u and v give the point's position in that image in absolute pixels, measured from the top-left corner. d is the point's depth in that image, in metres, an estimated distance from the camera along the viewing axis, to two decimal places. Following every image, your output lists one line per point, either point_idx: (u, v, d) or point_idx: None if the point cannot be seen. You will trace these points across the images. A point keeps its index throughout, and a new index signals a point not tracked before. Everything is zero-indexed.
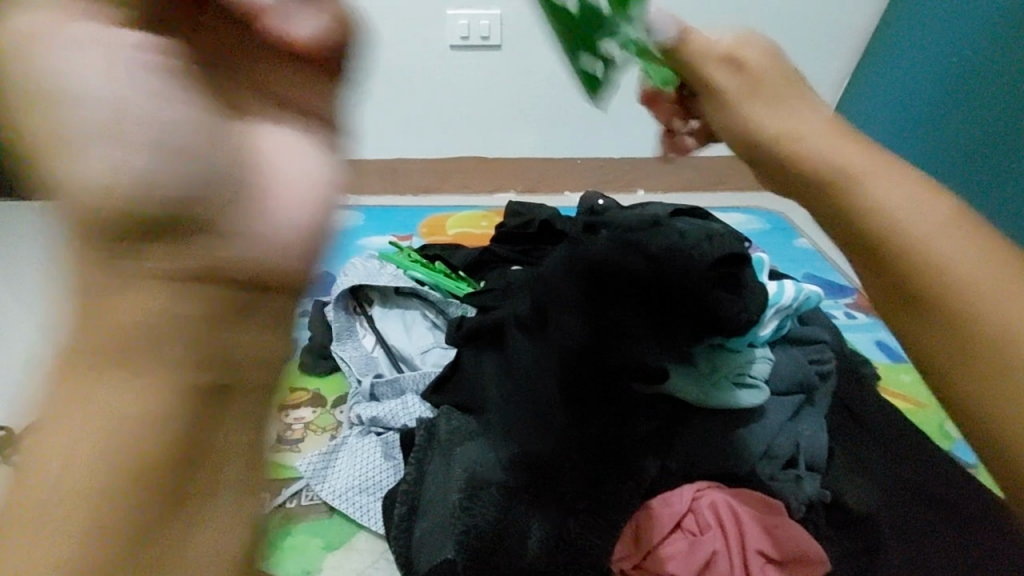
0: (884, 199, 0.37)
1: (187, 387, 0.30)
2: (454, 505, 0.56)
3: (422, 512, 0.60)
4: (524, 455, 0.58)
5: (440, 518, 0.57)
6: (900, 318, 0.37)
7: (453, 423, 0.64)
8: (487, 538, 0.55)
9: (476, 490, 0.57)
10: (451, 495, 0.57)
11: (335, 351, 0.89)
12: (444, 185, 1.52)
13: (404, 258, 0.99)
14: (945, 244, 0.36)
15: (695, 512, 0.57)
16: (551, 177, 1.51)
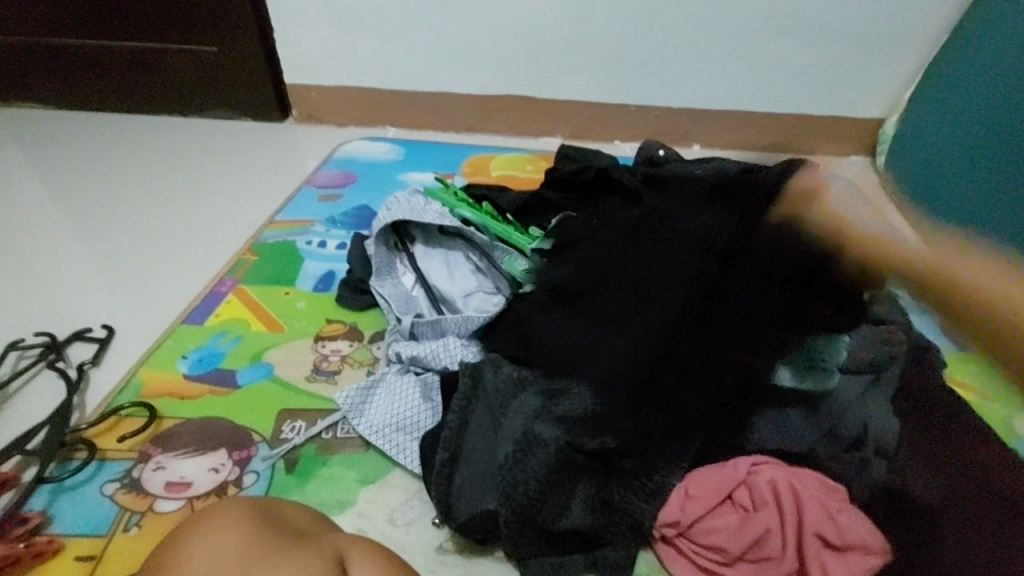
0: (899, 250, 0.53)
1: None
2: (503, 461, 0.55)
3: (462, 459, 0.58)
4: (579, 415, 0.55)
5: (483, 470, 0.57)
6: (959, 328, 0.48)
7: (510, 373, 0.62)
8: (532, 499, 0.54)
9: (531, 444, 0.55)
10: (501, 448, 0.56)
11: (374, 286, 0.87)
12: (488, 125, 1.45)
13: (449, 197, 0.94)
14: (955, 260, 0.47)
15: (749, 485, 0.54)
16: (602, 123, 1.41)
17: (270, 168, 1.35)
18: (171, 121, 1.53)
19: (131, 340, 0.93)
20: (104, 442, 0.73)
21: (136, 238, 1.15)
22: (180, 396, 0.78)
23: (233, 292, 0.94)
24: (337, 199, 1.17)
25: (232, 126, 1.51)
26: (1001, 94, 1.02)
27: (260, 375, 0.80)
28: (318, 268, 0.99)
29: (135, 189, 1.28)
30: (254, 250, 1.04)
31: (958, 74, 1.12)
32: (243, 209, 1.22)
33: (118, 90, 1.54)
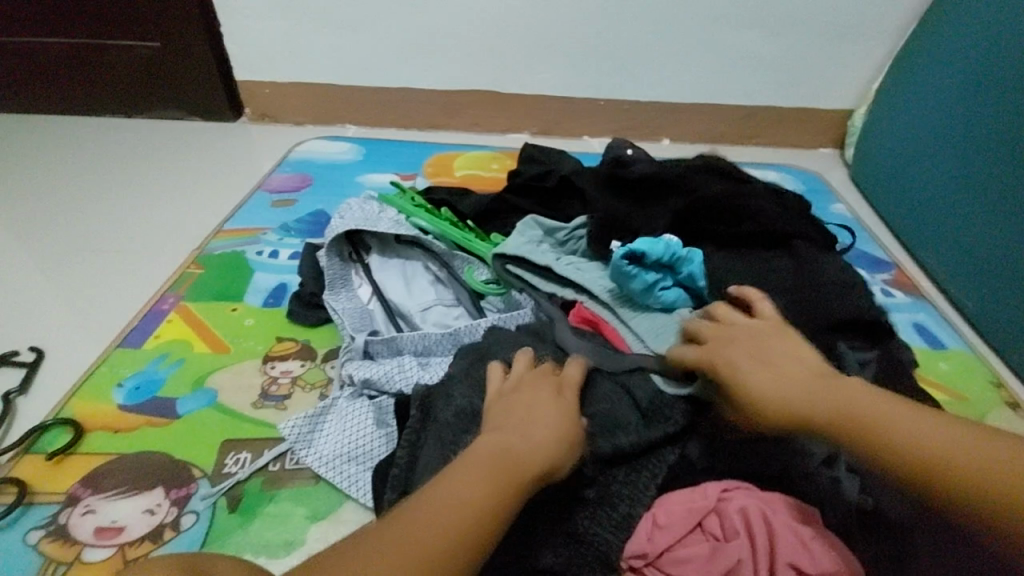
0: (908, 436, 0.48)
1: None
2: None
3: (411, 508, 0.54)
4: None
5: None
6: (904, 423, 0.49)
7: (464, 404, 0.58)
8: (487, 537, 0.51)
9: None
10: None
11: (327, 299, 0.81)
12: (453, 121, 1.40)
13: (406, 203, 0.89)
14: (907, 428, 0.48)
15: (720, 513, 0.51)
16: (569, 117, 1.37)
17: (220, 171, 1.27)
18: (116, 122, 1.44)
19: (63, 363, 0.86)
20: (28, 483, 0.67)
21: (72, 250, 1.07)
22: (113, 429, 0.72)
23: (175, 310, 0.88)
24: (291, 205, 1.10)
25: (181, 127, 1.43)
26: (973, 87, 0.99)
27: (202, 404, 0.74)
28: (268, 281, 0.93)
29: (73, 197, 1.20)
30: (200, 263, 0.97)
31: (933, 62, 1.09)
32: (191, 216, 1.15)
33: (55, 91, 1.45)
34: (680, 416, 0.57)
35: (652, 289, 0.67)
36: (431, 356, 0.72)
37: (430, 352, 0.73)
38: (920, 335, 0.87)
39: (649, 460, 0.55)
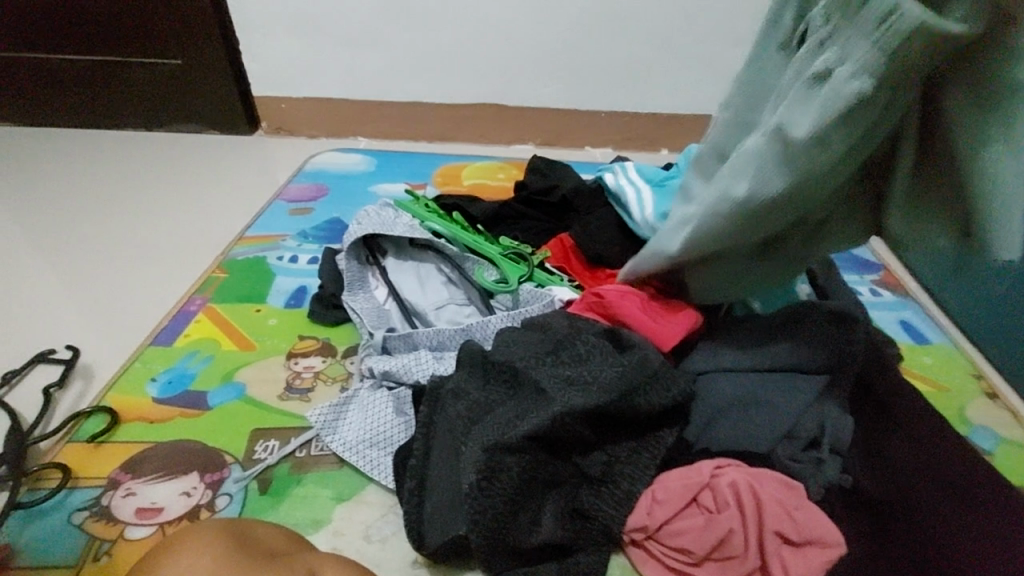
0: None
1: None
2: (468, 489, 0.55)
3: (433, 489, 0.59)
4: (549, 429, 0.56)
5: (449, 496, 0.58)
6: None
7: (477, 398, 0.61)
8: (503, 514, 0.55)
9: (495, 471, 0.55)
10: (467, 475, 0.55)
11: (347, 300, 0.87)
12: (459, 132, 1.46)
13: (420, 209, 0.95)
14: None
15: (713, 487, 0.56)
16: (572, 129, 1.43)
17: (239, 181, 1.34)
18: (139, 136, 1.51)
19: (98, 360, 0.91)
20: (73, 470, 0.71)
21: (101, 257, 1.12)
22: (149, 419, 0.77)
23: (202, 311, 0.94)
24: (309, 212, 1.17)
25: (203, 140, 1.49)
26: None
27: (232, 396, 0.80)
28: (290, 284, 0.99)
29: (101, 207, 1.26)
30: (224, 268, 1.03)
31: None
32: (212, 225, 1.20)
33: (79, 107, 1.52)
34: (680, 389, 0.60)
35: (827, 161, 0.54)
36: (445, 350, 0.78)
37: (445, 347, 0.78)
38: (905, 332, 0.92)
39: (649, 442, 0.60)
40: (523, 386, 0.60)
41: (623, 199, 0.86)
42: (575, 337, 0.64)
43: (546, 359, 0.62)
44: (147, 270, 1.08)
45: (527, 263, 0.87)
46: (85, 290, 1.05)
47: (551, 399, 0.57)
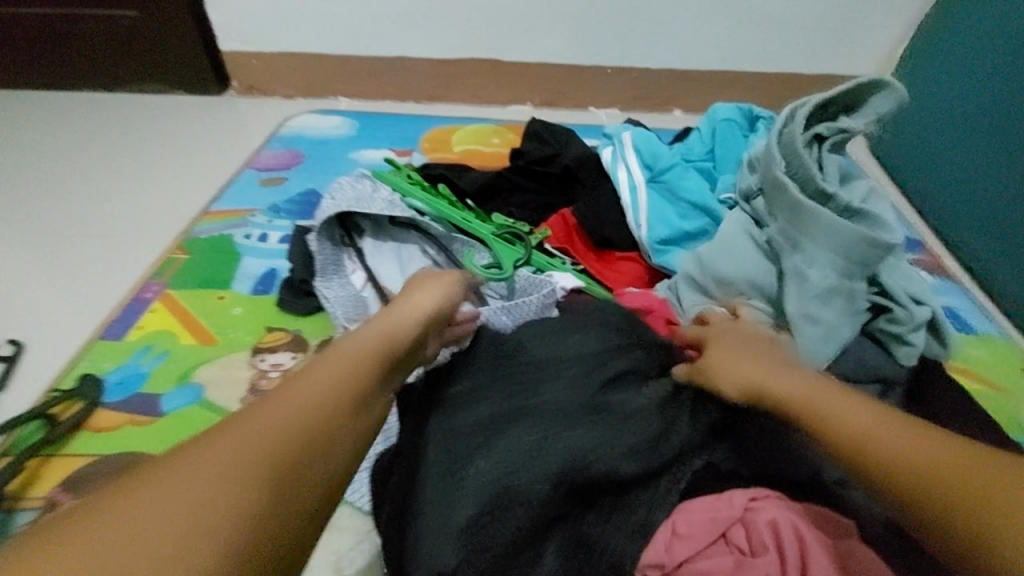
0: (898, 449, 0.41)
1: (233, 470, 0.36)
2: (461, 523, 0.46)
3: (412, 514, 0.49)
4: (571, 462, 0.48)
5: (432, 521, 0.47)
6: (901, 441, 0.41)
7: (484, 416, 0.52)
8: (499, 555, 0.46)
9: (502, 508, 0.47)
10: (463, 506, 0.47)
11: (319, 288, 0.76)
12: (450, 90, 1.32)
13: (401, 180, 0.83)
14: (892, 437, 0.42)
15: (747, 523, 0.47)
16: (576, 86, 1.29)
17: (206, 147, 1.21)
18: (97, 99, 1.36)
19: (44, 355, 0.81)
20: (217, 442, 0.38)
21: (51, 235, 1.01)
22: (93, 428, 0.68)
23: (159, 299, 0.83)
24: (281, 183, 1.04)
25: (167, 102, 1.35)
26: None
27: (189, 400, 0.70)
28: (258, 267, 0.88)
29: (53, 179, 1.13)
30: (185, 248, 0.92)
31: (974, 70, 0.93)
32: (176, 197, 1.08)
33: (31, 65, 1.37)
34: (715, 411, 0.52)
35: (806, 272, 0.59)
36: None
37: None
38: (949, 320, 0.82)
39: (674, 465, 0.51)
40: (539, 408, 0.52)
41: (613, 182, 0.79)
42: (602, 355, 0.56)
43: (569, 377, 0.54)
44: (102, 250, 0.97)
45: (524, 244, 0.76)
46: (31, 274, 0.94)
47: (573, 427, 0.50)
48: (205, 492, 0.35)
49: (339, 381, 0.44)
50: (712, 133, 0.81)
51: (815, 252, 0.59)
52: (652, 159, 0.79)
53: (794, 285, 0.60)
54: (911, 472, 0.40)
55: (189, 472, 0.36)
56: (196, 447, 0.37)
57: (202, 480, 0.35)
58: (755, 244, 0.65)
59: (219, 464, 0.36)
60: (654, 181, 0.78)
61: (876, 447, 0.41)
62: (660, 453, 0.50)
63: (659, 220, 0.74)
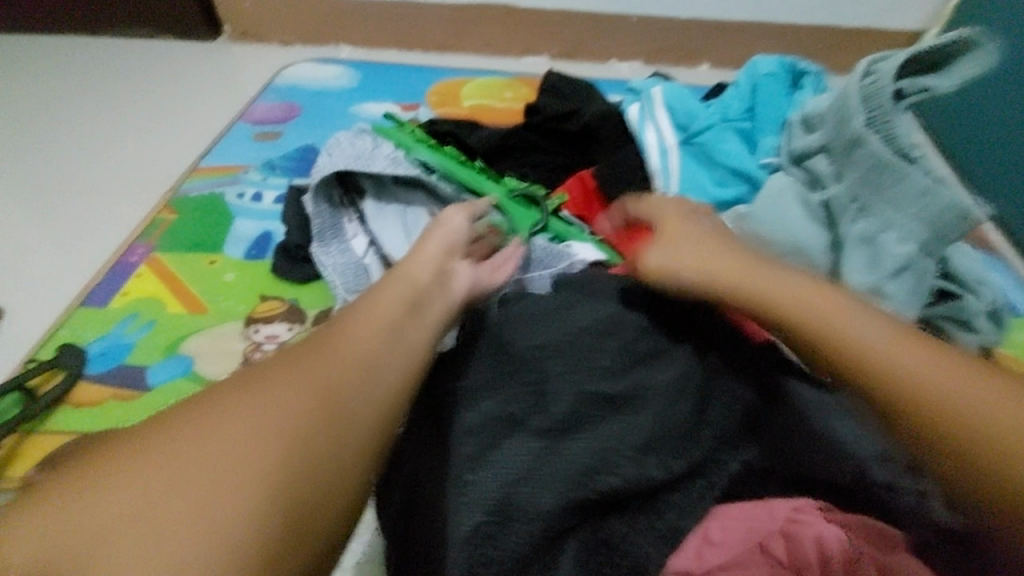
0: (945, 399, 0.37)
1: (225, 468, 0.34)
2: (466, 533, 0.41)
3: (425, 521, 0.44)
4: (592, 463, 0.43)
5: (443, 532, 0.43)
6: (947, 392, 0.38)
7: (490, 411, 0.46)
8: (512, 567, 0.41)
9: (511, 516, 0.42)
10: (472, 513, 0.42)
11: (316, 254, 0.70)
12: (459, 39, 1.21)
13: (405, 136, 0.75)
14: (941, 386, 0.38)
15: (788, 537, 0.41)
16: (595, 36, 1.18)
17: (196, 97, 1.12)
18: (78, 43, 1.27)
19: (25, 321, 0.75)
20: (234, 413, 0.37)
21: (31, 192, 0.94)
22: (76, 403, 0.63)
23: (145, 263, 0.77)
24: (276, 139, 0.96)
25: (153, 47, 1.25)
26: None
27: (177, 373, 0.65)
28: (251, 229, 0.81)
29: (34, 131, 1.06)
30: (173, 207, 0.85)
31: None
32: (165, 152, 1.00)
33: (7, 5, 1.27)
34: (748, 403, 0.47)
35: (872, 236, 0.50)
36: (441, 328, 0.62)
37: None
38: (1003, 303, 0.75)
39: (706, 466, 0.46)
40: (550, 403, 0.46)
41: (640, 144, 0.72)
42: (615, 335, 0.49)
43: (581, 368, 0.47)
44: (86, 209, 0.90)
45: (541, 208, 0.69)
46: (10, 233, 0.88)
47: (593, 421, 0.45)
48: (197, 487, 0.33)
49: (339, 363, 0.41)
50: (755, 85, 0.71)
51: (883, 214, 0.50)
52: (684, 118, 0.71)
53: (854, 252, 0.51)
54: (957, 430, 0.36)
55: (184, 463, 0.34)
56: (192, 437, 0.36)
57: (197, 474, 0.34)
58: (806, 206, 0.56)
59: (215, 457, 0.35)
60: (688, 142, 0.71)
61: (925, 397, 0.38)
62: (693, 451, 0.45)
63: (693, 187, 0.68)
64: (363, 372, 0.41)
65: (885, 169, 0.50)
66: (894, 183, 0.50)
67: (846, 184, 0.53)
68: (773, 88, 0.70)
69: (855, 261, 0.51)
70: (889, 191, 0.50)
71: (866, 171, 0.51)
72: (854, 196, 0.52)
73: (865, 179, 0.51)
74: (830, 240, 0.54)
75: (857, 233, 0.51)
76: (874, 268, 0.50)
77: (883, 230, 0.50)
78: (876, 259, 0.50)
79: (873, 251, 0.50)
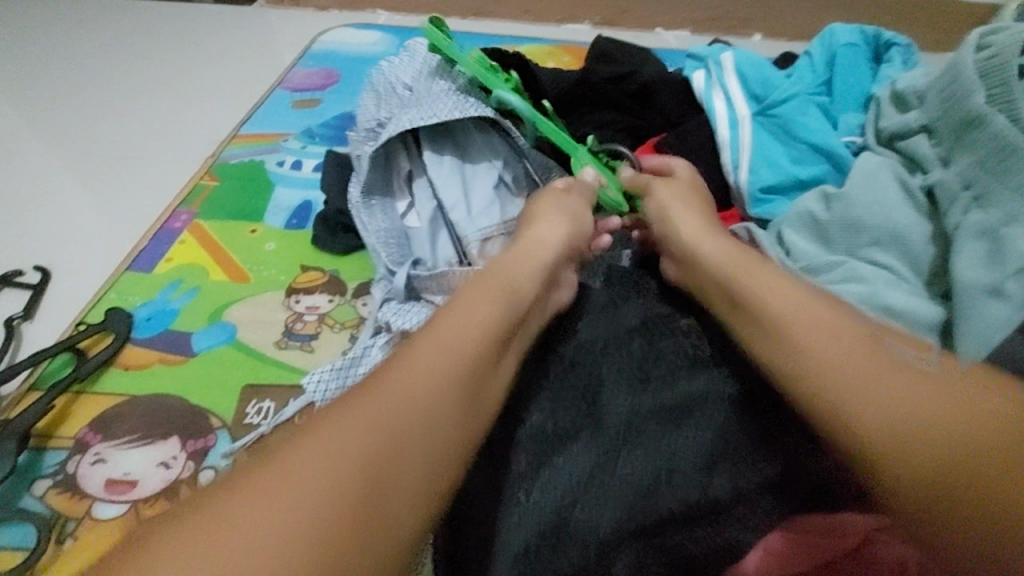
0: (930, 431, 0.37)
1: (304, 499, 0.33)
2: (517, 550, 0.41)
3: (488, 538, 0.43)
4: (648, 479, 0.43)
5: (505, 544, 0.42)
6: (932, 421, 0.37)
7: (542, 425, 0.46)
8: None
9: (567, 527, 0.42)
10: (531, 525, 0.42)
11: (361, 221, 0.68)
12: (498, 5, 1.17)
13: (480, 69, 0.69)
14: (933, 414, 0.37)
15: (862, 557, 0.42)
16: (641, 3, 1.13)
17: (234, 61, 1.11)
18: (118, 5, 1.27)
19: (73, 283, 0.77)
20: (302, 441, 0.36)
21: (74, 154, 0.95)
22: (124, 366, 0.64)
23: (188, 230, 0.78)
24: (315, 106, 0.95)
25: (190, 10, 1.24)
26: None
27: (220, 340, 0.66)
28: (292, 198, 0.81)
29: (77, 93, 1.06)
30: (214, 174, 0.85)
31: None
32: (203, 117, 1.00)
33: None
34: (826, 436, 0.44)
35: (987, 228, 0.46)
36: None
37: None
38: None
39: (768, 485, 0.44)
40: (602, 415, 0.46)
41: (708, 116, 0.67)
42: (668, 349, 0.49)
43: (632, 379, 0.48)
44: (128, 173, 0.91)
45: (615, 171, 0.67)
46: (55, 195, 0.89)
47: (648, 437, 0.45)
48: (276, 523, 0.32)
49: (403, 374, 0.39)
50: (832, 57, 0.69)
51: (1004, 200, 0.46)
52: (756, 90, 0.68)
53: (966, 244, 0.47)
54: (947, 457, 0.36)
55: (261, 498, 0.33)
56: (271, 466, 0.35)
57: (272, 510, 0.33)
58: (905, 191, 0.53)
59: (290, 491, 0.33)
60: (760, 115, 0.65)
61: (915, 432, 0.37)
62: (754, 473, 0.44)
63: (765, 163, 0.62)
64: (429, 378, 0.40)
65: (1004, 149, 0.47)
66: (1012, 165, 0.46)
67: (958, 170, 0.50)
68: (849, 59, 0.68)
69: (964, 253, 0.47)
70: (1008, 176, 0.46)
71: (984, 153, 0.48)
72: (968, 181, 0.49)
73: (982, 162, 0.48)
74: (934, 231, 0.50)
75: (968, 222, 0.47)
76: (978, 263, 0.45)
77: (1002, 217, 0.46)
78: (993, 252, 0.45)
79: (989, 246, 0.45)
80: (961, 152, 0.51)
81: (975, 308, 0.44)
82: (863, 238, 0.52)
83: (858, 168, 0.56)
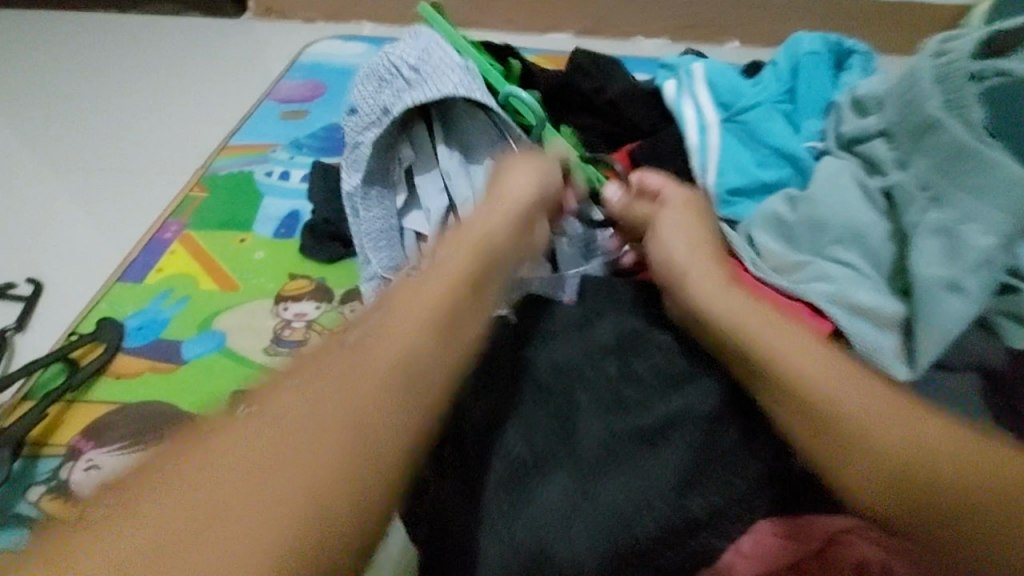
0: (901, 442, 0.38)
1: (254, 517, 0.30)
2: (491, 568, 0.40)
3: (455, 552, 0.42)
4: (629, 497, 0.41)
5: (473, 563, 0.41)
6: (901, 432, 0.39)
7: (512, 445, 0.44)
8: None
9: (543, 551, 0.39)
10: (505, 542, 0.40)
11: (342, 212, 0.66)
12: (483, 15, 1.20)
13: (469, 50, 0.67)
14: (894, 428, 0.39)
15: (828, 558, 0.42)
16: (621, 11, 1.16)
17: (223, 73, 1.13)
18: (108, 19, 1.29)
19: (65, 294, 0.78)
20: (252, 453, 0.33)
21: (66, 166, 0.97)
22: (115, 374, 0.65)
23: (178, 240, 0.79)
24: (302, 117, 0.97)
25: (180, 24, 1.26)
26: None
27: (209, 348, 0.67)
28: (280, 208, 0.83)
29: (68, 107, 1.08)
30: (203, 185, 0.86)
31: None
32: (193, 128, 1.02)
33: None
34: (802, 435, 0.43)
35: (946, 226, 0.48)
36: None
37: None
38: None
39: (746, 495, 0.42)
40: (577, 438, 0.44)
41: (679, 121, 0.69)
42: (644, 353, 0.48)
43: (607, 401, 0.45)
44: (119, 185, 0.93)
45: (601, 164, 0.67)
46: (46, 207, 0.90)
47: (624, 448, 0.43)
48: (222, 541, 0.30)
49: (359, 381, 0.37)
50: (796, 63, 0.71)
51: (958, 200, 0.48)
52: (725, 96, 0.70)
53: (925, 242, 0.48)
54: (914, 471, 0.37)
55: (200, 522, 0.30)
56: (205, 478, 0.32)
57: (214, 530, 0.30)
58: (864, 193, 0.55)
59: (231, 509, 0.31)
60: (727, 121, 0.68)
61: (869, 433, 0.39)
62: (734, 483, 0.42)
63: (733, 167, 0.64)
64: (392, 382, 0.38)
65: (957, 151, 0.49)
66: (966, 164, 0.48)
67: (914, 170, 0.52)
68: (813, 65, 0.70)
69: (923, 251, 0.48)
70: (961, 177, 0.48)
71: (941, 154, 0.50)
72: (924, 181, 0.51)
73: (937, 163, 0.50)
74: (891, 229, 0.53)
75: (926, 220, 0.49)
76: (935, 259, 0.48)
77: (955, 216, 0.48)
78: (952, 250, 0.47)
79: (947, 243, 0.47)
80: (916, 153, 0.53)
81: (936, 303, 0.46)
82: (827, 237, 0.53)
83: (822, 171, 0.58)
